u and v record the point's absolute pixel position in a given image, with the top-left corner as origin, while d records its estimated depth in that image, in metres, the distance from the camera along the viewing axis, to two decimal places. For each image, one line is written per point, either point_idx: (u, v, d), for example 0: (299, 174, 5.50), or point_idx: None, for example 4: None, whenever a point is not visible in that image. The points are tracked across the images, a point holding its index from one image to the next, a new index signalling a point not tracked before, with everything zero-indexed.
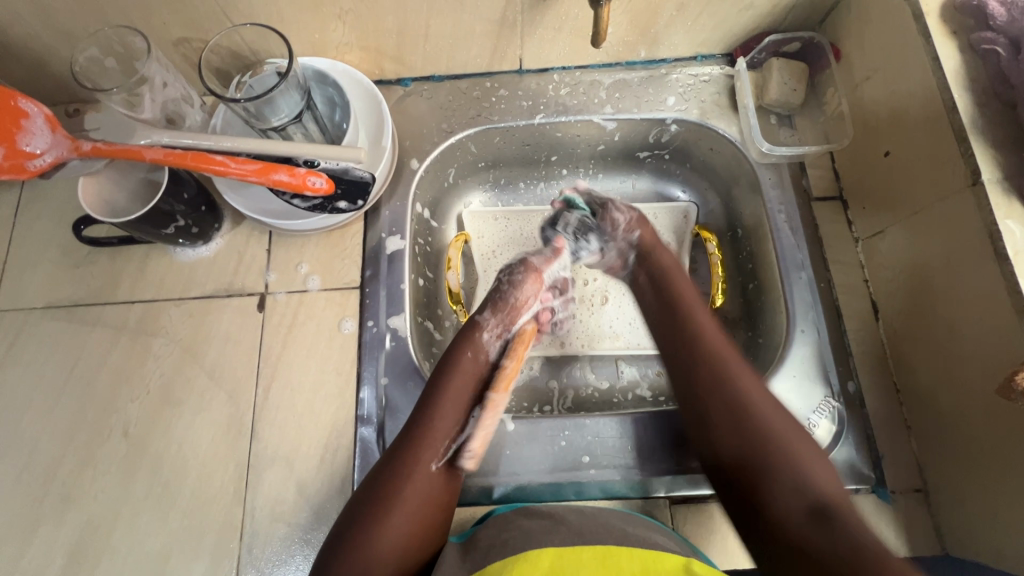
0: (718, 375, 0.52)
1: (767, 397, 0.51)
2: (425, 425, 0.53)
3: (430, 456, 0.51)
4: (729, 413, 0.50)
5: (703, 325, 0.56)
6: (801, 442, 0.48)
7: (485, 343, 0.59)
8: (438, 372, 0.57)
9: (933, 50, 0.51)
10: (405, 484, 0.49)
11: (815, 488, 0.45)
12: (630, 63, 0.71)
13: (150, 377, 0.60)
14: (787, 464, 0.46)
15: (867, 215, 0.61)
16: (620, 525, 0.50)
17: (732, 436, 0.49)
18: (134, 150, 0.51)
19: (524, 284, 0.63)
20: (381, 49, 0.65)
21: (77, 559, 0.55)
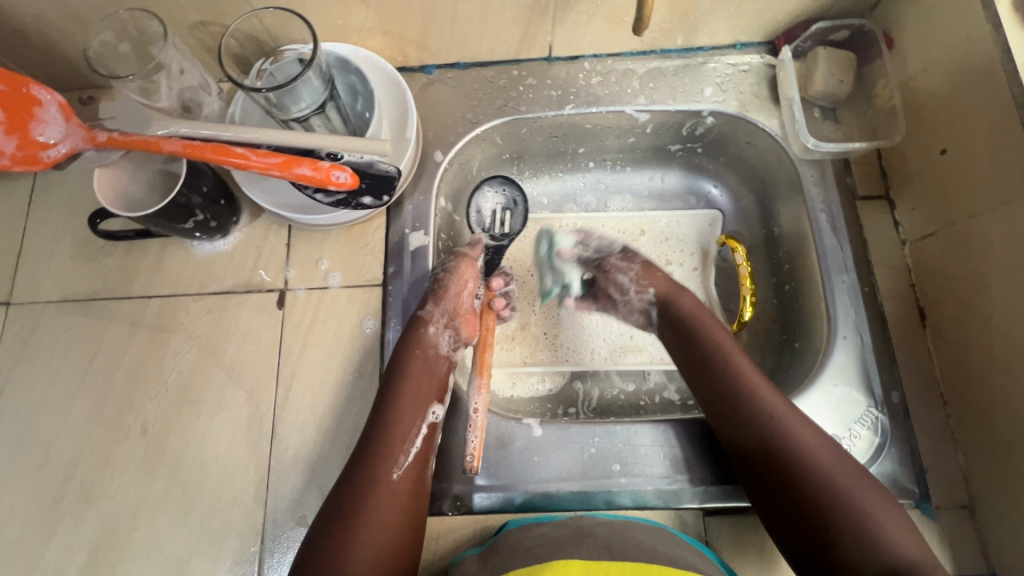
0: (778, 437, 0.49)
1: (822, 447, 0.48)
2: (380, 436, 0.52)
3: (388, 467, 0.50)
4: (800, 470, 0.47)
5: (740, 366, 0.54)
6: (866, 498, 0.45)
7: (434, 337, 0.58)
8: (387, 380, 0.55)
9: (1002, 40, 0.47)
10: (365, 500, 0.48)
11: (890, 554, 0.43)
12: (665, 51, 0.67)
13: (168, 374, 0.59)
14: (861, 525, 0.44)
15: (918, 216, 0.58)
16: (652, 543, 0.48)
17: (791, 501, 0.47)
18: (152, 142, 0.49)
19: (456, 272, 0.61)
20: (405, 34, 0.62)
21: (96, 559, 0.54)
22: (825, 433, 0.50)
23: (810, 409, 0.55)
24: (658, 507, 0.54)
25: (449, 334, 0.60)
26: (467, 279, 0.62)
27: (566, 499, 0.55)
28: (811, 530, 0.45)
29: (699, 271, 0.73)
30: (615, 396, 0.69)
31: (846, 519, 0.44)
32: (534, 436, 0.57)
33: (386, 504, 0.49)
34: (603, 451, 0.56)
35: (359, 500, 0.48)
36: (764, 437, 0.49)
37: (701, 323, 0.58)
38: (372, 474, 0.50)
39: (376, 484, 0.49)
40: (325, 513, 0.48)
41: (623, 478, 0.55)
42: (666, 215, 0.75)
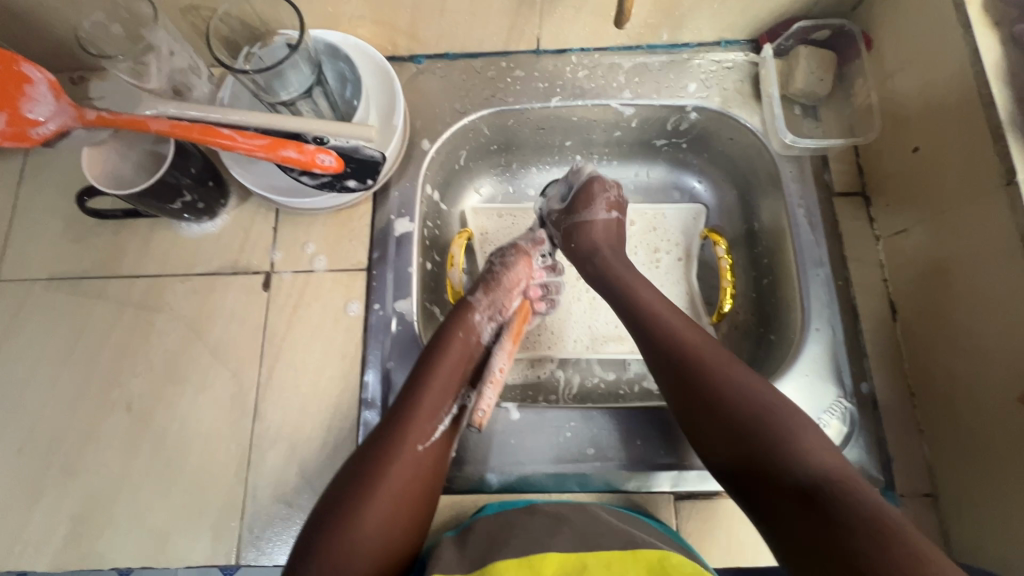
0: (702, 379, 0.49)
1: (738, 371, 0.49)
2: (413, 408, 0.52)
3: (416, 438, 0.51)
4: (725, 401, 0.48)
5: (667, 320, 0.54)
6: (789, 417, 0.46)
7: (478, 325, 0.59)
8: (425, 356, 0.55)
9: (972, 42, 0.49)
10: (393, 471, 0.49)
11: (813, 468, 0.42)
12: (651, 46, 0.68)
13: (154, 352, 0.60)
14: (782, 449, 0.44)
15: (891, 212, 0.59)
16: (622, 525, 0.49)
17: (721, 438, 0.47)
18: (140, 121, 0.50)
19: (513, 266, 0.64)
20: (394, 23, 0.63)
21: (77, 532, 0.55)
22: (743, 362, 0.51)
23: None
24: (629, 490, 0.56)
25: (492, 324, 0.61)
26: (520, 278, 0.64)
27: (541, 481, 0.56)
28: (743, 463, 0.45)
29: (683, 262, 0.74)
30: (595, 384, 0.71)
31: (768, 443, 0.44)
32: (512, 419, 0.58)
33: (410, 477, 0.49)
34: (579, 434, 0.57)
35: (379, 465, 0.49)
36: (691, 381, 0.50)
37: (600, 249, 0.63)
38: (401, 445, 0.50)
39: (405, 456, 0.50)
40: (351, 476, 0.48)
41: (598, 461, 0.57)
42: (654, 207, 0.76)
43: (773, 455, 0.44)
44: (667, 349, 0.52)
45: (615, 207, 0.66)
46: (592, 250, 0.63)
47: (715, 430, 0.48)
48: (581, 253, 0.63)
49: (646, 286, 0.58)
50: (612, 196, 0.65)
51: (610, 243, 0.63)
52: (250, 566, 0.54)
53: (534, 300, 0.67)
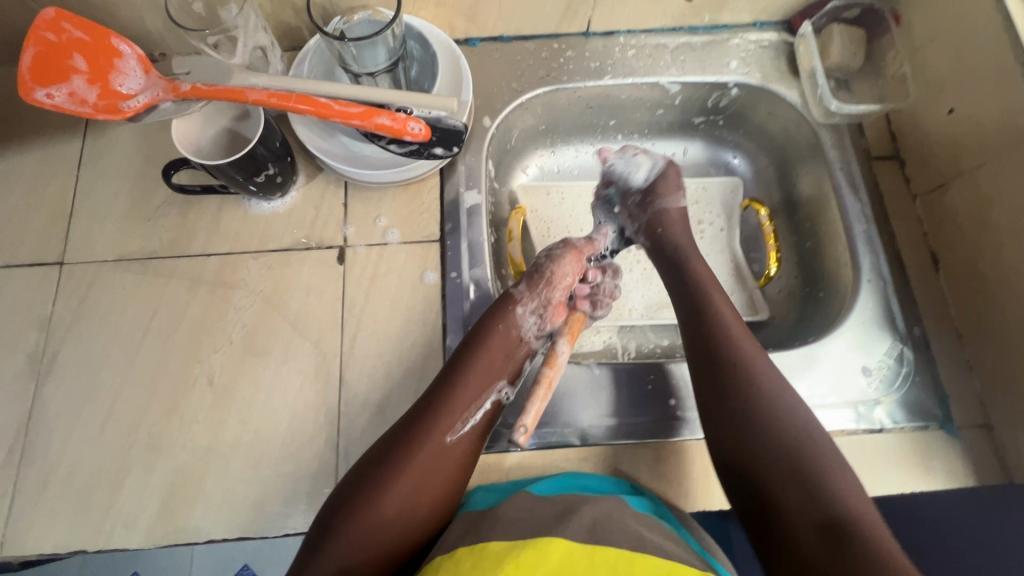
0: (757, 415, 0.52)
1: (782, 399, 0.53)
2: (446, 398, 0.53)
3: (443, 430, 0.52)
4: (760, 421, 0.51)
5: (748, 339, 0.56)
6: (818, 453, 0.50)
7: (519, 318, 0.59)
8: (468, 344, 0.57)
9: (1003, 8, 0.54)
10: (416, 456, 0.50)
11: (830, 505, 0.47)
12: (693, 28, 0.73)
13: (232, 327, 0.60)
14: (808, 495, 0.47)
15: (927, 171, 0.64)
16: (638, 528, 0.48)
17: (753, 450, 0.51)
18: (238, 91, 0.51)
19: (560, 261, 0.62)
20: (457, 5, 0.66)
21: (167, 507, 0.54)
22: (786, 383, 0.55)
23: (842, 344, 0.61)
24: None
25: (536, 319, 0.60)
26: (567, 272, 0.62)
27: (629, 432, 0.59)
28: (759, 491, 0.49)
29: (726, 232, 0.78)
30: (651, 348, 0.74)
31: (796, 472, 0.49)
32: (594, 375, 0.61)
33: (433, 466, 0.51)
34: (660, 386, 0.61)
35: (408, 449, 0.50)
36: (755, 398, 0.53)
37: (683, 247, 0.66)
38: (428, 433, 0.52)
39: (432, 443, 0.51)
40: (376, 456, 0.51)
41: (679, 411, 0.60)
42: (694, 182, 0.80)
43: (794, 490, 0.48)
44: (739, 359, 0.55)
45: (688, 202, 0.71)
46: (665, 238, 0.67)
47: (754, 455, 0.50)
48: (672, 255, 0.65)
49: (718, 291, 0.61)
50: (685, 182, 0.71)
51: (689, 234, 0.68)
52: None
53: (580, 299, 0.63)
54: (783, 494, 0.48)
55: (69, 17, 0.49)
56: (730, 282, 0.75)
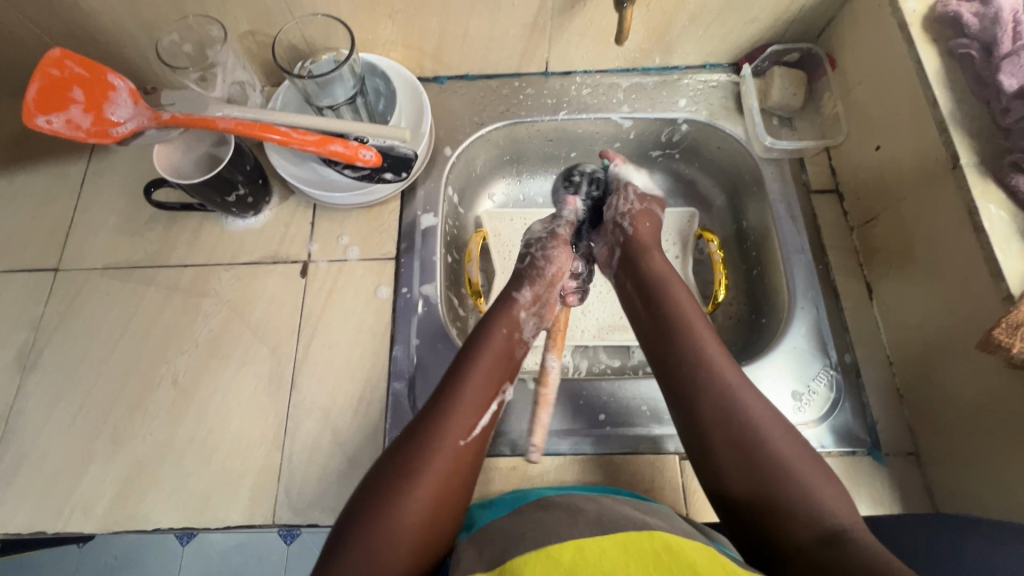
0: (733, 428, 0.49)
1: (758, 404, 0.51)
2: (455, 400, 0.52)
3: (458, 432, 0.51)
4: (734, 434, 0.49)
5: (711, 355, 0.54)
6: (804, 465, 0.47)
7: (522, 322, 0.61)
8: (469, 353, 0.56)
9: (916, 55, 0.58)
10: (432, 462, 0.48)
11: (824, 516, 0.44)
12: (646, 69, 0.78)
13: (199, 332, 0.66)
14: (799, 499, 0.45)
15: (861, 204, 0.67)
16: (640, 517, 0.48)
17: (736, 468, 0.48)
18: (210, 120, 0.58)
19: (556, 259, 0.64)
20: (422, 48, 0.72)
21: (124, 495, 0.59)
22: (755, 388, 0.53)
23: (773, 368, 0.63)
24: (639, 450, 0.60)
25: (534, 321, 0.62)
26: (563, 270, 0.65)
27: (557, 446, 0.61)
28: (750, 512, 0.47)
29: (681, 259, 0.80)
30: (602, 368, 0.76)
31: (784, 485, 0.46)
32: (527, 389, 0.64)
33: (451, 471, 0.49)
34: (590, 402, 0.63)
35: (422, 450, 0.48)
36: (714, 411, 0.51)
37: (646, 245, 0.65)
38: (442, 439, 0.50)
39: (446, 449, 0.49)
40: (389, 469, 0.48)
41: (608, 426, 0.62)
42: None
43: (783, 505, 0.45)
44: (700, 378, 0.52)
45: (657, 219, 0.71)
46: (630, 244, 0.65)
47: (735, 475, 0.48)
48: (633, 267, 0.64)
49: (680, 293, 0.60)
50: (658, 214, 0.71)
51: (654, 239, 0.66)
52: (286, 525, 0.58)
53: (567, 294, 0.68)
54: (772, 509, 0.46)
55: (74, 56, 0.58)
56: None
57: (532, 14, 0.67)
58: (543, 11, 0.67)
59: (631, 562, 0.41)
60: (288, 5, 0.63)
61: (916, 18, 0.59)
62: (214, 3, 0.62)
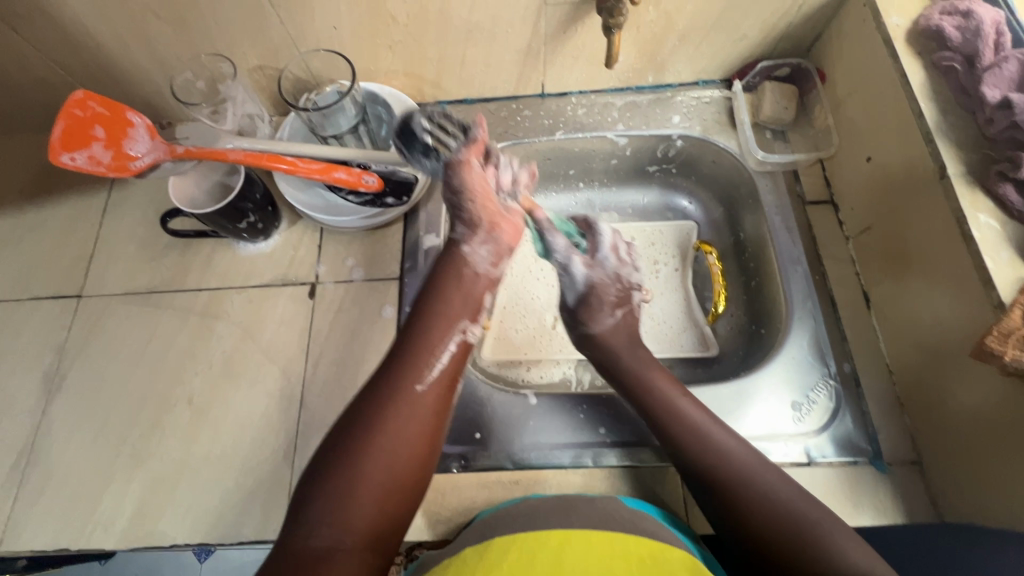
0: (738, 488, 0.51)
1: (752, 460, 0.53)
2: (411, 348, 0.53)
3: (414, 379, 0.51)
4: (742, 501, 0.51)
5: (704, 428, 0.56)
6: (820, 515, 0.48)
7: (470, 256, 0.58)
8: (426, 298, 0.56)
9: (900, 68, 0.59)
10: (387, 414, 0.49)
11: (839, 559, 0.45)
12: (639, 87, 0.80)
13: (213, 354, 0.68)
14: (812, 547, 0.46)
15: (856, 214, 0.68)
16: (635, 519, 0.53)
17: (755, 531, 0.49)
18: (220, 152, 0.61)
19: (460, 173, 0.58)
20: (422, 75, 0.75)
21: (141, 512, 0.61)
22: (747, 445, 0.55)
23: (770, 378, 0.64)
24: (641, 464, 0.61)
25: (487, 249, 0.59)
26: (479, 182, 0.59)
27: (558, 459, 0.61)
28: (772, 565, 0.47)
29: (679, 272, 0.82)
30: (605, 381, 0.76)
31: (797, 536, 0.47)
32: (529, 404, 0.65)
33: (408, 419, 0.49)
34: (591, 415, 0.64)
35: (379, 408, 0.49)
36: (716, 479, 0.53)
37: (621, 345, 0.65)
38: (396, 388, 0.50)
39: (401, 395, 0.50)
40: (347, 422, 0.48)
41: (608, 439, 0.63)
42: (650, 226, 0.85)
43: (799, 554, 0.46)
44: (696, 451, 0.54)
45: (620, 302, 0.68)
46: (603, 359, 0.65)
47: (747, 532, 0.50)
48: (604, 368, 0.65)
49: (657, 372, 0.62)
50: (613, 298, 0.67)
51: (628, 338, 0.65)
52: None
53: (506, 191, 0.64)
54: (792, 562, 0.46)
55: (95, 97, 0.62)
56: (682, 319, 0.78)
57: (525, 40, 0.70)
58: (536, 37, 0.69)
59: (645, 559, 0.46)
60: (293, 41, 0.67)
61: (899, 32, 0.60)
62: (225, 41, 0.66)
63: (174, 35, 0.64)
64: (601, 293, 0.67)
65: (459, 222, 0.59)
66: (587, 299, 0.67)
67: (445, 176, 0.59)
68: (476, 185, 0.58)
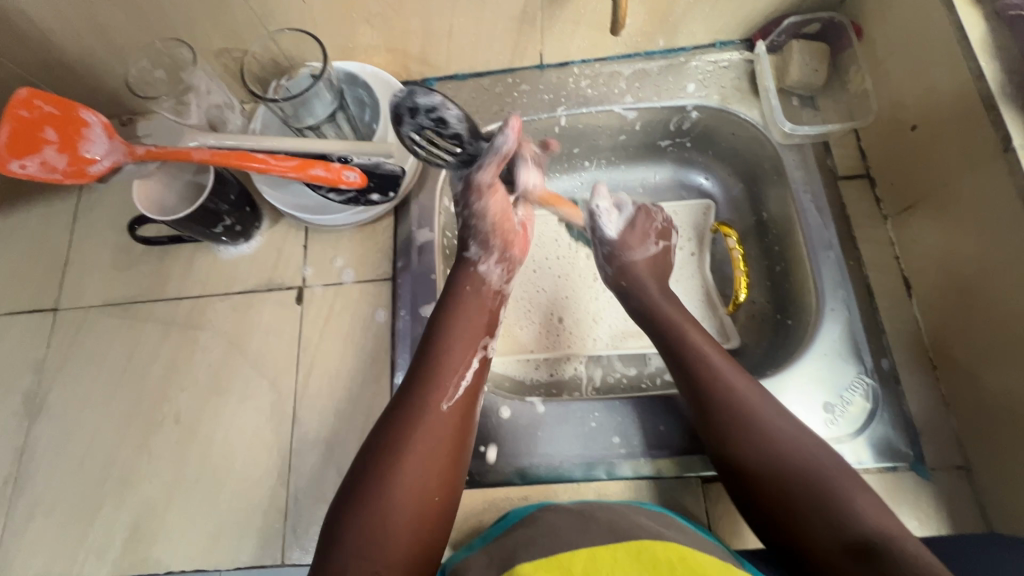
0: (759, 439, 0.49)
1: (773, 413, 0.50)
2: (431, 367, 0.52)
3: (438, 398, 0.50)
4: (758, 457, 0.49)
5: (723, 378, 0.53)
6: (840, 478, 0.46)
7: (484, 275, 0.58)
8: (443, 315, 0.55)
9: (956, 20, 0.51)
10: (418, 432, 0.48)
11: (863, 526, 0.43)
12: (649, 53, 0.71)
13: (198, 367, 0.64)
14: (831, 510, 0.45)
15: (896, 191, 0.61)
16: (655, 526, 0.47)
17: (767, 487, 0.47)
18: (184, 151, 0.55)
19: (483, 202, 0.57)
20: (406, 51, 0.68)
21: (136, 537, 0.59)
22: (767, 395, 0.52)
23: (801, 377, 0.58)
24: (658, 474, 0.57)
25: (502, 268, 0.60)
26: (501, 203, 0.58)
27: (570, 472, 0.58)
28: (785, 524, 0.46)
29: (696, 256, 0.75)
30: (617, 378, 0.71)
31: (817, 503, 0.45)
32: (538, 413, 0.60)
33: (435, 440, 0.48)
34: (604, 423, 0.59)
35: (404, 429, 0.48)
36: (744, 437, 0.50)
37: (654, 295, 0.62)
38: (422, 408, 0.49)
39: (426, 416, 0.49)
40: (373, 445, 0.47)
41: (622, 450, 0.58)
42: (664, 207, 0.77)
43: (814, 516, 0.45)
44: (723, 408, 0.51)
45: (662, 236, 0.68)
46: (643, 299, 0.63)
47: (770, 494, 0.47)
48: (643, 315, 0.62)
49: (686, 323, 0.58)
50: (659, 228, 0.68)
51: (661, 285, 0.64)
52: (297, 565, 0.56)
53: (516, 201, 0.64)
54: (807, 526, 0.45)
55: (42, 94, 0.55)
56: (700, 308, 0.72)
57: (520, 6, 0.61)
58: (532, 2, 0.61)
59: (676, 564, 0.41)
60: (260, 19, 0.60)
61: None
62: (183, 23, 0.59)
63: (126, 19, 0.58)
64: (649, 219, 0.69)
65: (472, 241, 0.59)
66: (633, 222, 0.68)
67: (461, 200, 0.58)
68: (495, 210, 0.58)
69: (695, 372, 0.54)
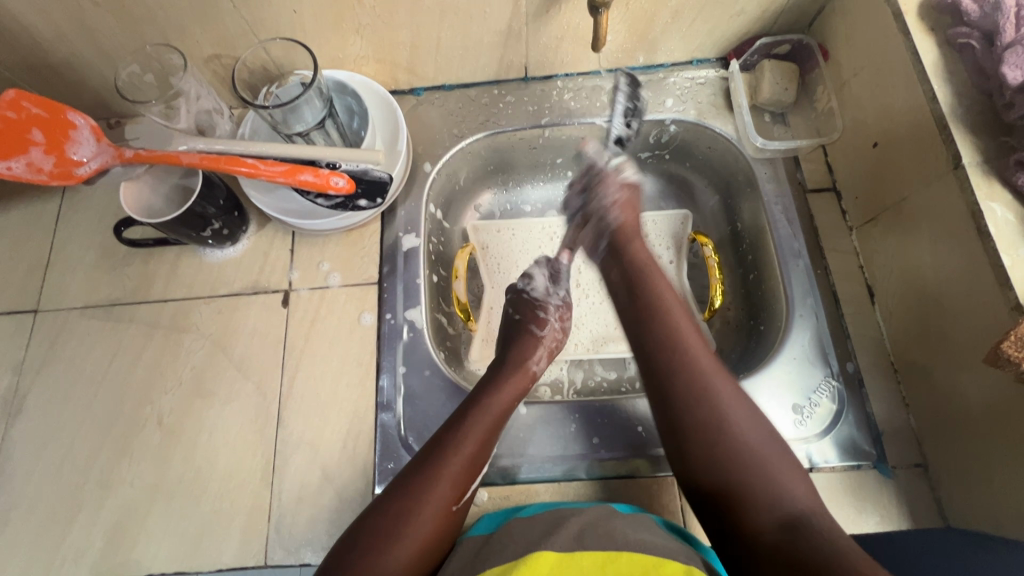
0: (713, 408, 0.51)
1: (732, 389, 0.53)
2: (450, 458, 0.51)
3: (445, 489, 0.50)
4: (712, 423, 0.51)
5: (688, 345, 0.56)
6: (775, 456, 0.49)
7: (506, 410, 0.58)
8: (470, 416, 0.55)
9: (912, 46, 0.55)
10: (416, 519, 0.47)
11: (787, 501, 0.46)
12: (630, 68, 0.74)
13: (183, 369, 0.64)
14: (762, 488, 0.47)
15: (860, 204, 0.65)
16: (625, 530, 0.48)
17: (714, 461, 0.49)
18: (174, 155, 0.56)
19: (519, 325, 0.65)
20: (395, 60, 0.69)
21: (115, 540, 0.58)
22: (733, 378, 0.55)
23: (771, 380, 0.61)
24: (634, 474, 0.59)
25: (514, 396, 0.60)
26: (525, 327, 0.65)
27: (549, 473, 0.59)
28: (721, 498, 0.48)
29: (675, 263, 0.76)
30: (597, 383, 0.73)
31: (756, 481, 0.48)
32: (520, 415, 0.62)
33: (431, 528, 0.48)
34: (583, 426, 0.61)
35: (406, 514, 0.47)
36: (699, 418, 0.51)
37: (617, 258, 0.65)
38: (430, 494, 0.49)
39: (434, 498, 0.49)
40: (377, 514, 0.47)
41: (600, 450, 0.60)
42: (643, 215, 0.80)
43: (752, 492, 0.47)
44: (685, 383, 0.53)
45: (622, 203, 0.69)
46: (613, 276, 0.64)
47: (711, 471, 0.49)
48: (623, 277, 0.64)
49: (665, 293, 0.61)
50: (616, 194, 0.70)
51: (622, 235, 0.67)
52: (278, 567, 0.56)
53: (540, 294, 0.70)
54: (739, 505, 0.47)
55: (29, 96, 0.55)
56: None
57: (505, 21, 0.64)
58: (518, 17, 0.63)
59: None
60: (251, 27, 0.61)
61: (911, 7, 0.56)
62: (174, 29, 0.60)
63: (115, 25, 0.59)
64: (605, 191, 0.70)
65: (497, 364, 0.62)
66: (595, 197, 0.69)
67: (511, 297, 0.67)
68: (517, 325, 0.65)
69: (664, 343, 0.56)
